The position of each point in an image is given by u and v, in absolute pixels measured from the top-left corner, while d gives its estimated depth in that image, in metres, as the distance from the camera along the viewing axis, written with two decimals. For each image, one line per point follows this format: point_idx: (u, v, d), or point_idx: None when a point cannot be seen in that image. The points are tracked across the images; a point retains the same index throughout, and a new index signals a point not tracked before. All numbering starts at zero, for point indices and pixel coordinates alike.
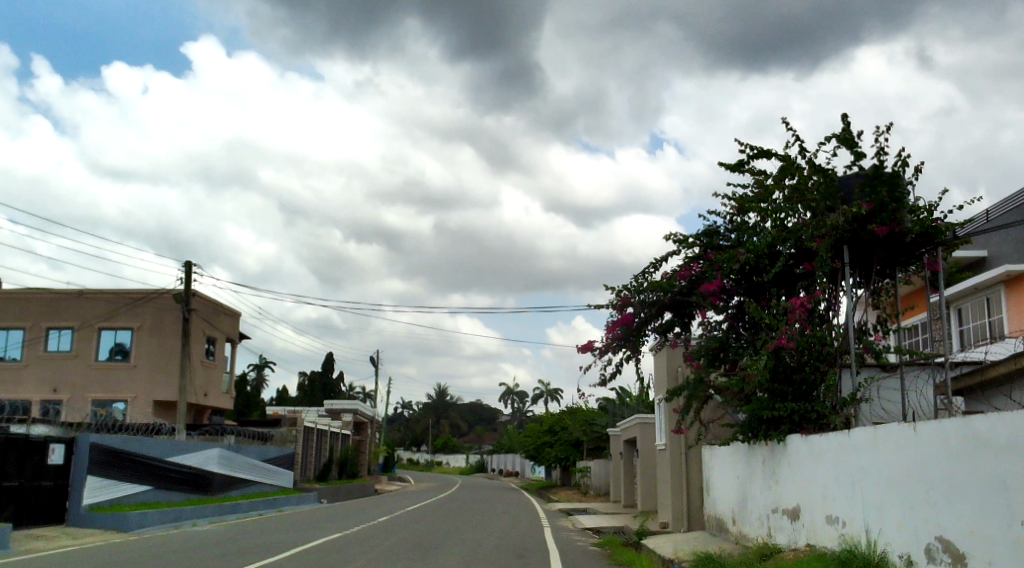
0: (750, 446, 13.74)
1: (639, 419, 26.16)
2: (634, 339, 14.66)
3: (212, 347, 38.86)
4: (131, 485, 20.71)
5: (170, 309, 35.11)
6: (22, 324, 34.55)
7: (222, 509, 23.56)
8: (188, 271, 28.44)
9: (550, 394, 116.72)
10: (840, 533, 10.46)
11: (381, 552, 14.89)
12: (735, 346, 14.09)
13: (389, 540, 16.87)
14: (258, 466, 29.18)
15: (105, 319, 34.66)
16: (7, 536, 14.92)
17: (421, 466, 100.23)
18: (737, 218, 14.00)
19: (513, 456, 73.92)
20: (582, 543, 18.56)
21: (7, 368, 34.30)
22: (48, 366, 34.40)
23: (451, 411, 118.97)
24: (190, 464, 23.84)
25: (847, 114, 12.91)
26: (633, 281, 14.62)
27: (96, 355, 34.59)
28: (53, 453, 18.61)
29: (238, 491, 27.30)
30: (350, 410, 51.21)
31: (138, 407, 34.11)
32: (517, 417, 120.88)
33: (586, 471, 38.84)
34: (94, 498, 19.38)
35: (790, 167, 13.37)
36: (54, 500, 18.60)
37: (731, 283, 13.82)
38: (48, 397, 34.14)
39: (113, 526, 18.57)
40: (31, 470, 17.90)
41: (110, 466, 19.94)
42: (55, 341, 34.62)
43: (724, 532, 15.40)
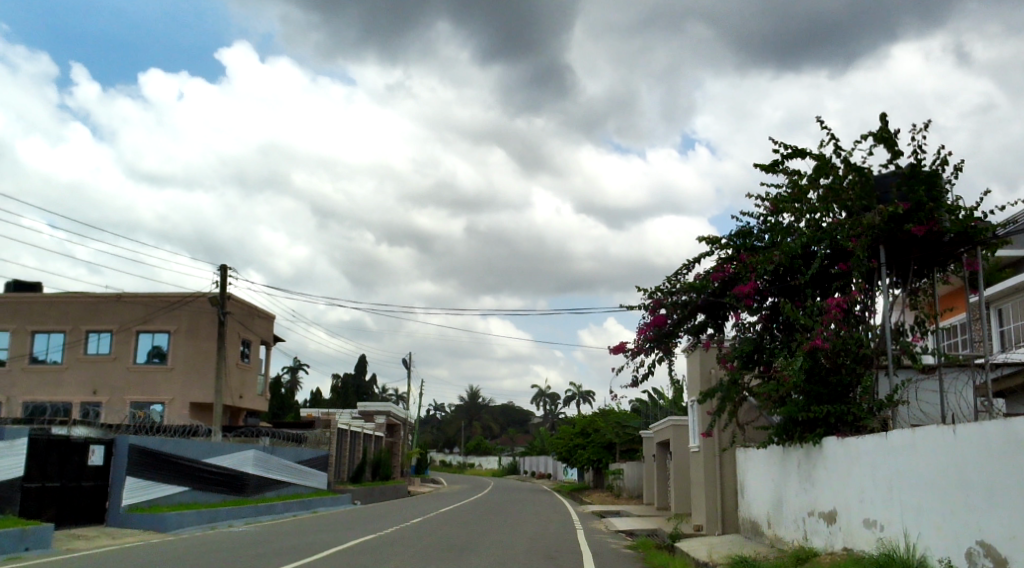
0: (785, 448, 13.59)
1: (672, 421, 26.07)
2: (667, 340, 14.58)
3: (248, 350, 39.31)
4: (169, 485, 21.02)
5: (206, 312, 35.56)
6: (62, 327, 35.16)
7: (258, 510, 23.85)
8: (223, 275, 28.80)
9: (583, 396, 116.54)
10: (877, 536, 10.32)
11: (413, 553, 14.97)
12: (769, 348, 13.96)
13: (421, 541, 16.96)
14: (293, 467, 29.47)
15: (143, 322, 35.18)
16: (49, 535, 15.21)
17: (454, 467, 100.70)
18: (771, 218, 13.87)
19: (546, 458, 74.00)
20: (615, 544, 18.51)
21: (48, 371, 34.95)
22: (88, 369, 35.00)
23: (484, 413, 119.27)
24: (227, 465, 24.15)
25: (885, 113, 12.73)
26: (666, 282, 14.54)
27: (134, 358, 35.12)
28: (93, 455, 18.94)
29: (273, 492, 27.60)
30: (383, 412, 51.54)
31: (175, 409, 34.60)
32: (549, 419, 120.90)
33: (619, 473, 38.76)
34: (133, 498, 19.70)
35: (825, 166, 13.23)
36: (95, 501, 18.94)
37: (766, 284, 13.70)
38: (88, 399, 34.73)
39: (152, 527, 18.85)
40: (73, 471, 18.23)
41: (149, 467, 20.25)
42: (94, 344, 35.19)
43: (759, 535, 15.26)
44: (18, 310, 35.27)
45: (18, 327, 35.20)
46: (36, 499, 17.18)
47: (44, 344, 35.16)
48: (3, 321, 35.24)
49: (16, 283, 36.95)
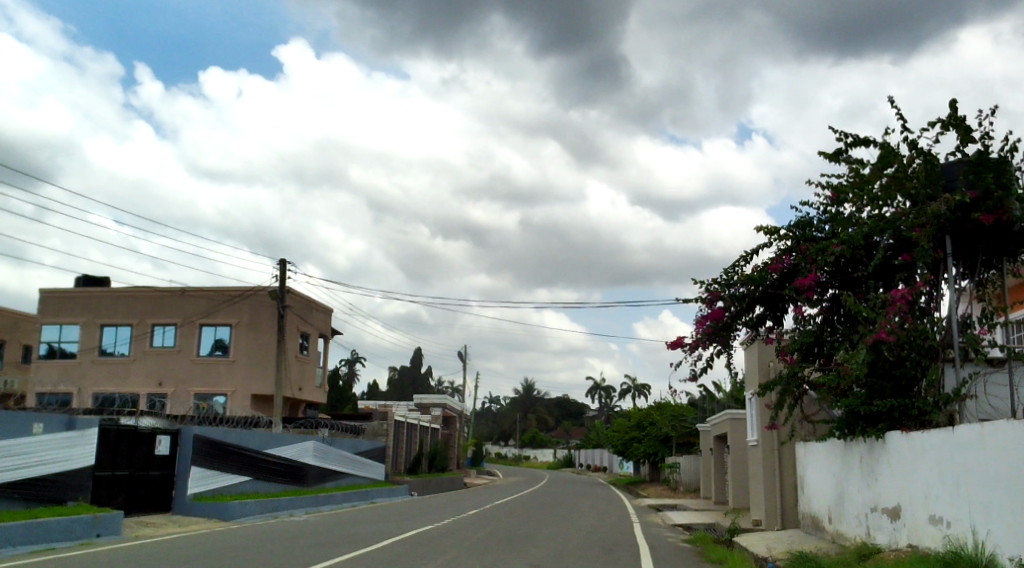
0: (847, 443, 13.36)
1: (730, 414, 25.79)
2: (724, 334, 14.39)
3: (307, 343, 39.96)
4: (232, 475, 21.49)
5: (266, 305, 36.30)
6: (129, 321, 36.16)
7: (318, 500, 24.25)
8: (283, 269, 29.32)
9: (637, 389, 115.65)
10: (944, 533, 10.08)
11: (470, 544, 15.11)
12: (830, 341, 13.69)
13: (477, 532, 17.10)
14: (351, 458, 29.92)
15: (206, 316, 36.04)
16: (118, 522, 15.66)
17: (510, 460, 101.27)
18: (832, 209, 13.60)
19: (601, 452, 73.89)
20: (672, 539, 18.38)
21: (116, 363, 35.99)
22: (154, 361, 35.95)
23: (539, 406, 119.25)
24: (287, 456, 24.59)
25: (955, 98, 12.37)
26: (724, 274, 14.33)
27: (198, 351, 35.96)
28: (160, 444, 19.47)
29: (333, 482, 28.06)
30: (440, 404, 51.95)
31: (237, 401, 35.40)
32: (604, 412, 120.74)
33: (675, 467, 38.42)
34: (199, 488, 20.18)
35: (889, 155, 12.93)
36: (161, 490, 19.49)
37: (826, 276, 13.44)
38: (154, 391, 35.66)
39: (217, 516, 19.31)
40: (141, 460, 18.76)
41: (213, 458, 20.73)
42: (160, 337, 36.10)
43: (820, 531, 15.03)
44: (88, 305, 36.39)
45: (87, 321, 36.31)
46: (106, 487, 17.73)
47: (112, 337, 36.19)
48: (74, 315, 36.39)
49: (85, 278, 38.12)
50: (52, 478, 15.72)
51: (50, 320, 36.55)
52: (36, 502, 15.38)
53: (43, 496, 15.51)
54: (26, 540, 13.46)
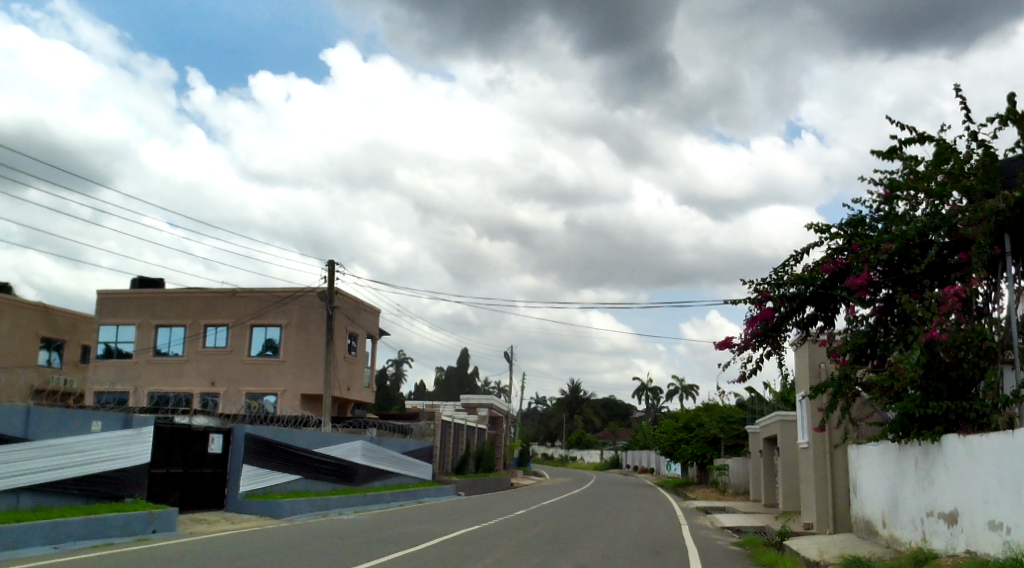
0: (902, 446, 13.10)
1: (780, 416, 25.46)
2: (773, 335, 14.15)
3: (355, 343, 40.37)
4: (283, 473, 21.82)
5: (316, 306, 36.79)
6: (183, 321, 36.88)
7: (367, 499, 24.48)
8: (331, 270, 29.65)
9: (685, 390, 114.68)
10: (1004, 539, 9.83)
11: (517, 544, 15.15)
12: (883, 342, 13.41)
13: (525, 532, 17.13)
14: (399, 458, 30.16)
15: (257, 317, 36.63)
16: (173, 519, 15.99)
17: (557, 460, 101.14)
18: (885, 206, 13.34)
19: (648, 453, 73.42)
20: (721, 541, 18.17)
21: (170, 362, 36.75)
22: (207, 361, 36.62)
23: (585, 407, 118.84)
24: (336, 456, 24.87)
25: (1015, 92, 12.06)
26: (773, 274, 14.11)
27: (249, 351, 36.56)
28: (212, 443, 19.83)
29: (381, 482, 28.32)
30: (486, 405, 52.10)
31: (287, 400, 35.92)
32: (651, 413, 119.93)
33: (724, 469, 38.03)
34: (250, 486, 20.51)
35: (946, 151, 12.65)
36: (214, 487, 19.84)
37: (879, 276, 13.19)
38: (207, 391, 36.33)
39: (268, 514, 19.62)
40: (194, 458, 19.12)
41: (264, 456, 21.06)
42: (212, 337, 36.77)
43: (874, 535, 14.76)
44: (143, 305, 37.22)
45: (143, 322, 37.12)
46: (161, 484, 18.11)
47: (166, 338, 36.95)
48: (130, 316, 37.24)
49: (141, 279, 39.00)
50: (110, 475, 16.12)
51: (107, 321, 37.45)
52: (94, 498, 15.80)
53: (101, 492, 15.92)
54: (85, 535, 13.83)
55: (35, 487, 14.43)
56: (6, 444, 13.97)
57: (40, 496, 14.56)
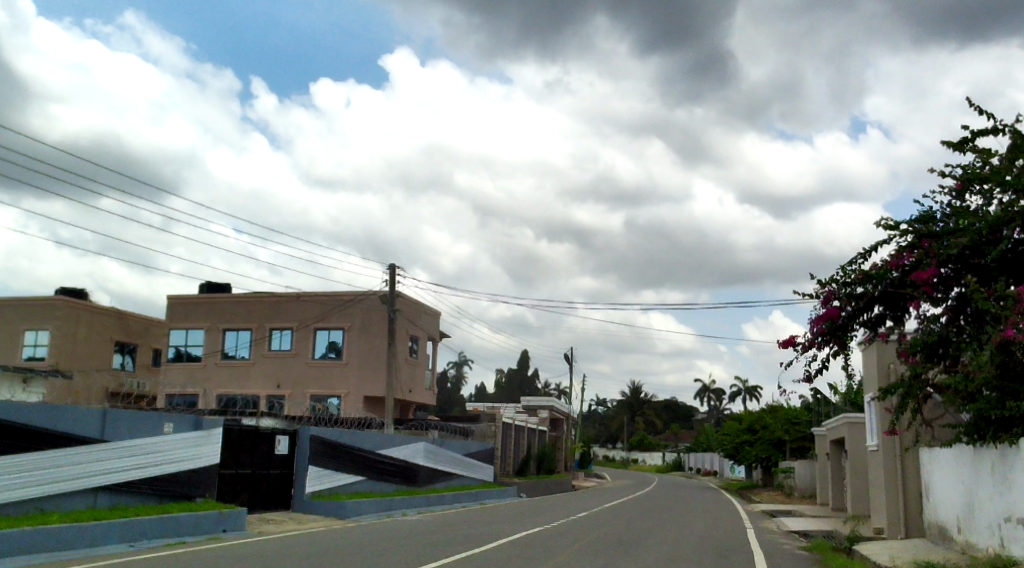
0: (977, 448, 12.69)
1: (848, 419, 24.93)
2: (841, 335, 13.71)
3: (416, 345, 40.74)
4: (348, 475, 22.16)
5: (378, 309, 37.29)
6: (249, 325, 37.67)
7: (429, 500, 24.70)
8: (392, 274, 29.99)
9: (749, 391, 113.01)
10: None
11: (580, 547, 15.09)
12: (956, 342, 12.98)
13: (587, 535, 17.05)
14: (461, 459, 30.33)
15: (320, 320, 37.26)
16: (242, 518, 16.34)
17: (618, 463, 100.55)
18: (956, 202, 12.95)
19: (711, 456, 72.58)
20: (788, 546, 17.83)
21: (237, 365, 37.56)
22: (272, 364, 37.33)
23: (647, 409, 117.94)
24: (399, 457, 25.14)
25: None
26: (840, 272, 13.72)
27: (313, 353, 37.18)
28: (280, 444, 20.17)
29: (443, 483, 28.52)
30: (547, 406, 52.09)
31: (350, 402, 36.44)
32: (714, 415, 118.41)
33: (789, 472, 37.35)
34: (316, 486, 20.87)
35: (1021, 144, 12.26)
36: (282, 488, 20.21)
37: (951, 273, 12.78)
38: (273, 393, 37.01)
39: (334, 515, 20.00)
40: (261, 459, 19.51)
41: (329, 458, 21.39)
42: (277, 341, 37.49)
43: (949, 541, 14.32)
44: (211, 310, 38.12)
45: (211, 326, 38.02)
46: (231, 484, 18.51)
47: (233, 341, 37.80)
48: (199, 320, 38.17)
49: (209, 284, 39.97)
50: (182, 476, 16.55)
51: (177, 325, 38.42)
52: (167, 497, 16.24)
53: (174, 492, 16.37)
54: (159, 533, 14.23)
55: (112, 487, 14.91)
56: (84, 445, 14.46)
57: (116, 495, 15.02)
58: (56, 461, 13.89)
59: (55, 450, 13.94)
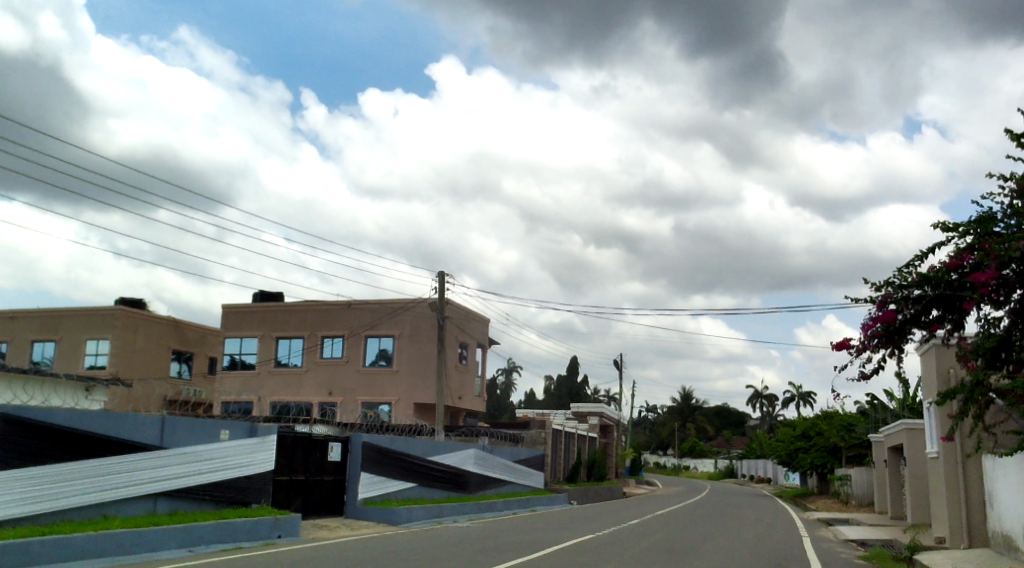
0: None
1: (906, 425, 24.39)
2: (897, 338, 13.35)
3: (466, 352, 40.93)
4: (399, 481, 22.30)
5: (427, 316, 37.54)
6: (302, 333, 38.21)
7: (480, 507, 24.75)
8: (441, 282, 30.19)
9: (801, 397, 111.05)
10: None
11: (633, 554, 15.02)
12: (1020, 345, 12.57)
13: (640, 543, 16.94)
14: (512, 466, 30.40)
15: (371, 328, 37.65)
16: (296, 525, 16.54)
17: (669, 470, 99.60)
18: (1018, 202, 12.60)
19: (764, 463, 71.54)
20: (846, 555, 17.51)
21: (290, 373, 38.11)
22: (324, 372, 37.77)
23: (698, 415, 116.68)
24: (450, 464, 25.25)
25: None
26: (895, 276, 13.41)
27: (364, 361, 37.57)
28: (332, 451, 20.37)
29: (494, 490, 28.59)
30: (597, 413, 51.79)
31: (401, 409, 36.70)
32: (767, 421, 116.71)
33: (845, 479, 36.65)
34: (369, 492, 21.05)
35: None
36: (335, 495, 20.41)
37: (1012, 275, 12.41)
38: (326, 400, 37.44)
39: (387, 521, 20.15)
40: (314, 466, 19.73)
41: (381, 464, 21.57)
42: (329, 348, 37.92)
43: (1014, 550, 13.93)
44: (265, 318, 38.72)
45: (264, 334, 38.61)
46: (285, 490, 18.74)
47: (286, 349, 38.37)
48: (252, 328, 38.79)
49: (262, 293, 40.66)
50: (240, 482, 16.84)
51: (231, 333, 39.08)
52: (225, 503, 16.51)
53: (231, 498, 16.62)
54: (216, 539, 14.47)
55: (170, 493, 15.21)
56: (144, 452, 14.78)
57: (175, 501, 15.34)
58: (115, 468, 14.21)
59: (114, 457, 14.25)
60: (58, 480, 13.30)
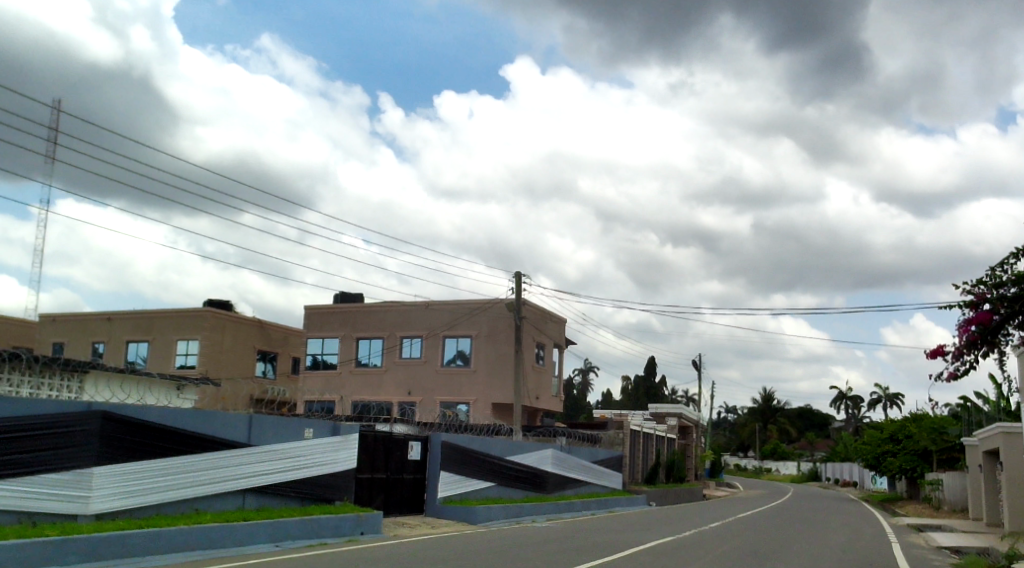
0: None
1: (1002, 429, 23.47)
2: (993, 338, 12.77)
3: (543, 352, 41.00)
4: (477, 480, 22.45)
5: (504, 317, 37.69)
6: (381, 334, 38.81)
7: (559, 507, 24.73)
8: (518, 282, 30.29)
9: (888, 399, 107.35)
10: None
11: (714, 556, 14.82)
12: None
13: (721, 545, 16.70)
14: (590, 467, 30.29)
15: (448, 328, 37.99)
16: (379, 522, 16.81)
17: (751, 472, 97.74)
18: None
19: (850, 466, 69.58)
20: (938, 562, 16.92)
21: (370, 372, 38.75)
22: (404, 371, 38.26)
23: (780, 416, 114.07)
24: (528, 464, 25.29)
25: None
26: (990, 275, 12.86)
27: (442, 360, 37.95)
28: (412, 450, 20.60)
29: (572, 490, 28.54)
30: (676, 413, 51.16)
31: (479, 409, 36.95)
32: (853, 423, 113.41)
33: (937, 484, 35.36)
34: (448, 491, 21.22)
35: None
36: (415, 493, 20.68)
37: None
38: (405, 400, 37.95)
39: (466, 520, 20.30)
40: (395, 464, 20.00)
41: (460, 464, 21.73)
42: (408, 348, 38.39)
43: None
44: (346, 319, 39.44)
45: (345, 334, 39.33)
46: (367, 488, 19.05)
47: (367, 350, 39.00)
48: (334, 329, 39.57)
49: (343, 295, 41.49)
50: (322, 479, 17.17)
51: (313, 334, 39.93)
52: (310, 500, 16.89)
53: (316, 495, 16.98)
54: (302, 534, 14.83)
55: (258, 489, 15.64)
56: (233, 449, 15.20)
57: (262, 497, 15.75)
58: (206, 464, 14.65)
59: (206, 453, 14.71)
60: (153, 475, 13.79)
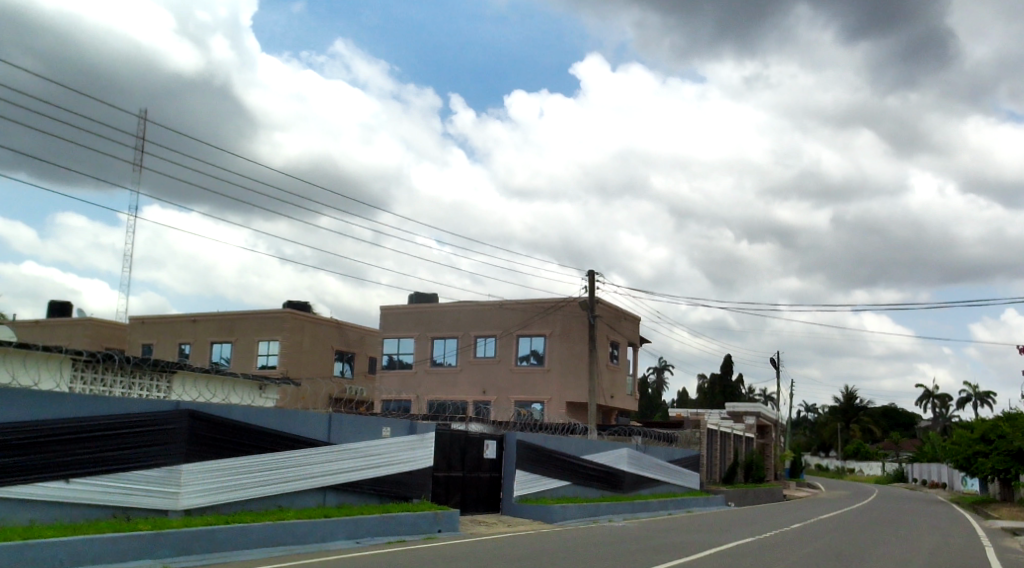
0: None
1: None
2: None
3: (617, 351, 40.75)
4: (554, 480, 22.43)
5: (578, 316, 37.58)
6: (455, 333, 39.14)
7: (636, 507, 24.50)
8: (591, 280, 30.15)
9: (979, 397, 103.57)
10: None
11: (797, 558, 14.50)
12: None
13: (805, 547, 16.32)
14: (667, 466, 29.97)
15: (522, 327, 38.07)
16: (456, 519, 16.96)
17: (833, 473, 95.38)
18: None
19: (939, 467, 67.35)
20: None
21: (445, 372, 39.10)
22: (478, 370, 38.48)
23: (863, 415, 110.97)
24: (604, 463, 25.13)
25: None
26: None
27: (516, 359, 38.05)
28: (488, 448, 20.68)
29: (649, 489, 28.26)
30: (754, 412, 50.31)
31: (554, 407, 36.90)
32: (941, 423, 109.72)
33: None
34: (524, 490, 21.26)
35: None
36: (491, 491, 20.78)
37: None
38: (480, 399, 38.18)
39: (542, 519, 20.28)
40: (471, 463, 20.14)
41: (537, 462, 21.74)
42: (482, 347, 38.59)
43: None
44: (420, 319, 39.89)
45: (421, 334, 39.78)
46: (444, 486, 19.22)
47: (442, 349, 39.36)
48: (409, 329, 40.06)
49: (417, 295, 42.01)
50: (400, 477, 17.40)
51: (389, 334, 40.46)
52: (388, 498, 17.15)
53: (394, 493, 17.23)
54: (382, 531, 15.07)
55: (337, 487, 15.95)
56: (314, 447, 15.51)
57: (342, 495, 16.06)
58: (288, 462, 15.00)
59: (288, 451, 15.05)
60: (238, 471, 14.17)
